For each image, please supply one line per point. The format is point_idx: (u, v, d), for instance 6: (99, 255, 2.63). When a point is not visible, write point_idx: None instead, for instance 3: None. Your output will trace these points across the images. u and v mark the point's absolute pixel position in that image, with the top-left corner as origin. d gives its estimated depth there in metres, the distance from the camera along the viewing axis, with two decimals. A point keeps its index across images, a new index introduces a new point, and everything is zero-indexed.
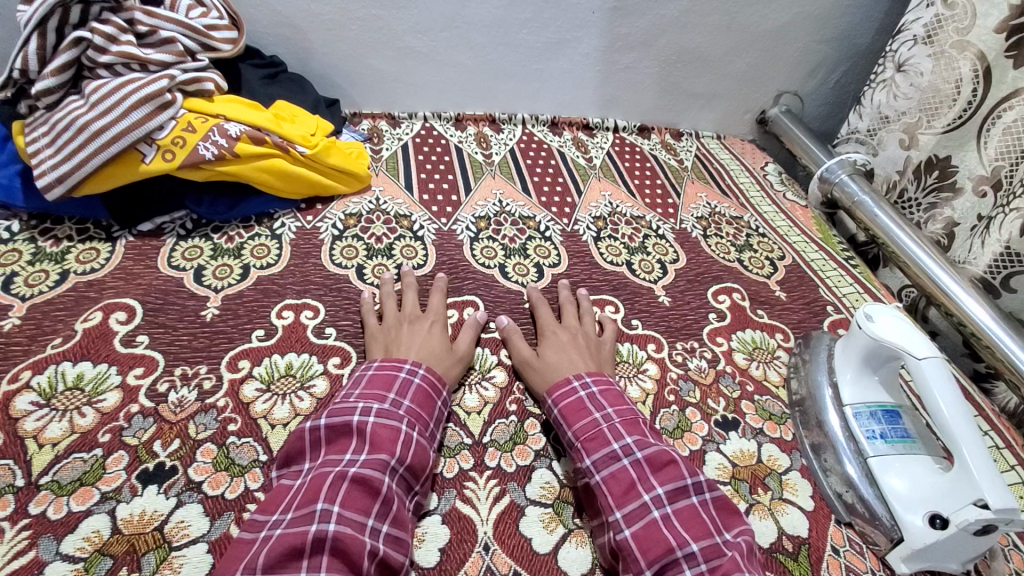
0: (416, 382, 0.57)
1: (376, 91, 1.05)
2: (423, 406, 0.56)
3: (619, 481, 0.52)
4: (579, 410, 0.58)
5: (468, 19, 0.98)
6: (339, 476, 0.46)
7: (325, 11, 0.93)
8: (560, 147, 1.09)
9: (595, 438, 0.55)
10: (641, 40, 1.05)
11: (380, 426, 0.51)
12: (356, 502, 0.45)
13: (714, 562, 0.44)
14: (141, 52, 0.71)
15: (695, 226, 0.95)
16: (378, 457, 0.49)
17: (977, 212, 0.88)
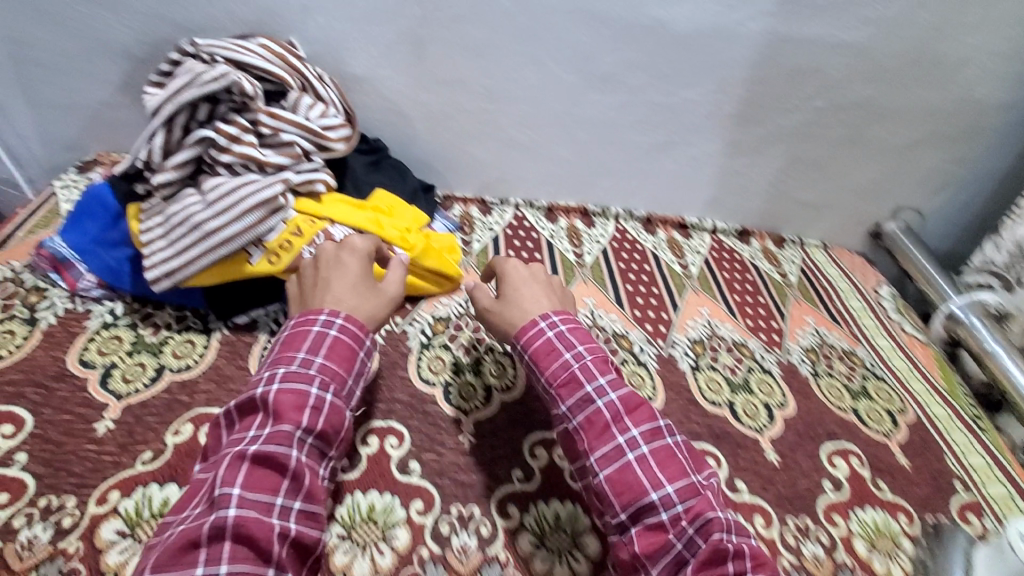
0: (331, 336, 0.55)
1: (472, 177, 1.03)
2: (341, 361, 0.55)
3: (595, 424, 0.55)
4: (550, 351, 0.58)
5: (579, 117, 0.95)
6: (241, 458, 0.47)
7: (436, 102, 0.93)
8: (654, 249, 1.03)
9: (569, 381, 0.56)
10: (754, 146, 0.99)
11: (285, 394, 0.51)
12: (262, 480, 0.47)
13: (689, 504, 0.50)
14: (260, 154, 0.71)
15: (803, 359, 0.88)
16: (282, 429, 0.49)
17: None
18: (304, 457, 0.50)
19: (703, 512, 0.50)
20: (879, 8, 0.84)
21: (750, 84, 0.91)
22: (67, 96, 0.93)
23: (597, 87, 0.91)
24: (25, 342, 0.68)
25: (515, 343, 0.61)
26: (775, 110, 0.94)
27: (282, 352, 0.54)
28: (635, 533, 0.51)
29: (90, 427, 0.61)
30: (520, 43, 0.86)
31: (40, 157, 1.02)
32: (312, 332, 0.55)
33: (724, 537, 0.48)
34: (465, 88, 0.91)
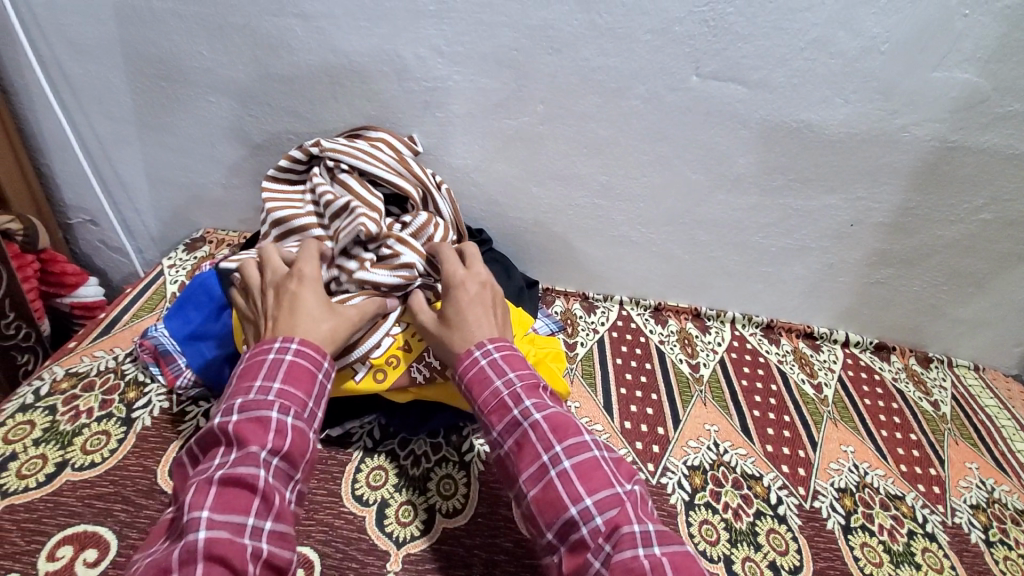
0: (287, 361, 0.54)
1: (577, 271, 0.96)
2: (300, 383, 0.54)
3: (524, 448, 0.52)
4: (482, 380, 0.57)
5: (701, 217, 0.87)
6: (208, 484, 0.46)
7: (548, 196, 0.87)
8: (779, 363, 0.92)
9: (501, 409, 0.54)
10: (903, 257, 0.87)
11: (247, 420, 0.50)
12: (230, 501, 0.45)
13: (608, 513, 0.47)
14: (377, 276, 0.66)
15: (974, 523, 0.73)
16: (249, 451, 0.48)
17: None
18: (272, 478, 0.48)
19: (622, 526, 0.46)
20: None
21: (906, 192, 0.80)
22: (188, 176, 0.95)
23: (727, 189, 0.83)
24: (119, 446, 0.64)
25: (455, 368, 0.60)
26: (936, 220, 0.82)
27: (238, 384, 0.53)
28: (563, 554, 0.48)
29: None
30: (645, 142, 0.80)
31: (154, 229, 1.05)
32: (267, 359, 0.54)
33: (638, 554, 0.44)
34: (580, 183, 0.86)
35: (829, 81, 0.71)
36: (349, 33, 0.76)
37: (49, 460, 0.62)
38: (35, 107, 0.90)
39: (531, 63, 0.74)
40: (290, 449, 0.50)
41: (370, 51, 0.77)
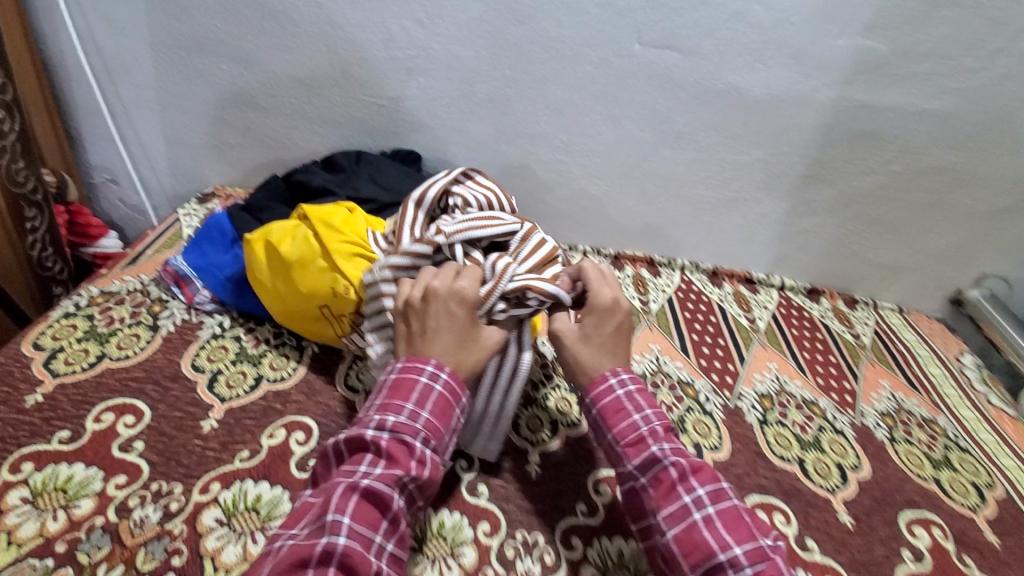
0: (437, 392, 0.58)
1: (544, 223, 1.09)
2: (441, 416, 0.57)
3: (661, 483, 0.55)
4: (618, 411, 0.60)
5: (650, 171, 1.00)
6: (351, 491, 0.51)
7: (517, 153, 1.01)
8: (720, 301, 1.04)
9: (637, 442, 0.58)
10: (825, 207, 1.00)
11: (394, 442, 0.54)
12: (367, 516, 0.50)
13: (759, 565, 0.50)
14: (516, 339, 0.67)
15: (879, 423, 0.84)
16: (392, 473, 0.53)
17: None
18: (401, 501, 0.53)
19: None
20: (964, 78, 0.83)
21: (822, 146, 0.93)
22: (201, 137, 1.08)
23: (670, 145, 0.96)
24: (148, 345, 0.77)
25: (584, 394, 0.63)
26: (849, 172, 0.95)
27: (389, 399, 0.57)
28: None
29: (198, 423, 0.68)
30: (598, 103, 0.93)
31: (169, 188, 1.17)
32: (421, 383, 0.58)
33: None
34: (544, 141, 0.99)
35: (749, 48, 0.85)
36: (346, 8, 0.89)
37: (91, 353, 0.74)
38: (70, 76, 1.03)
39: (499, 33, 0.88)
40: (422, 478, 0.54)
41: (363, 24, 0.90)
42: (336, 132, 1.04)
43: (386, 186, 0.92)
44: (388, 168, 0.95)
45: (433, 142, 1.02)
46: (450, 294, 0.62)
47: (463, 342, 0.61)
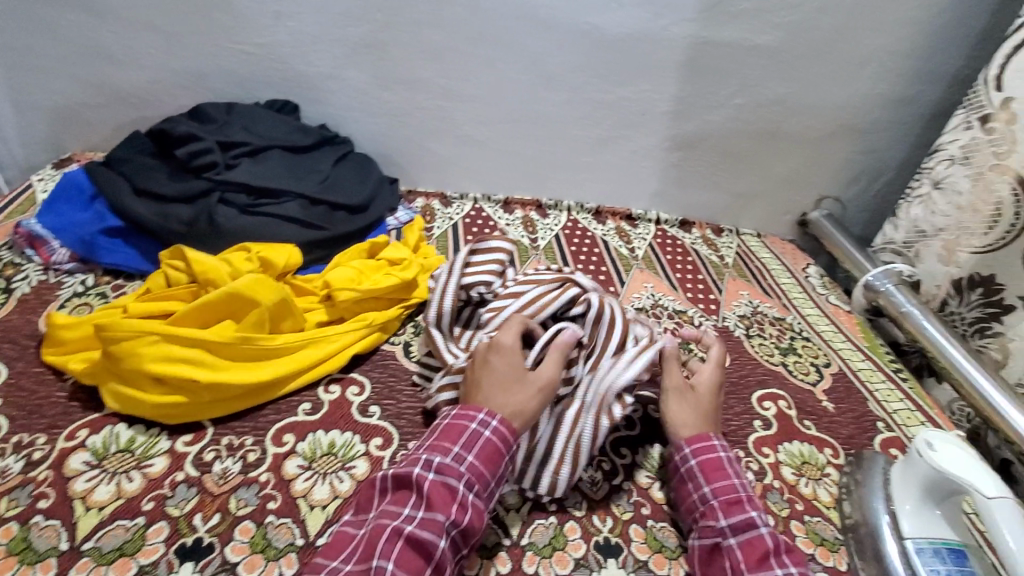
0: (487, 437, 0.53)
1: (433, 172, 1.11)
2: (488, 461, 0.53)
3: (755, 549, 0.51)
4: (717, 469, 0.58)
5: (528, 113, 1.04)
6: (398, 534, 0.46)
7: (397, 100, 1.01)
8: (603, 236, 1.11)
9: (734, 503, 0.55)
10: (686, 141, 1.10)
11: (439, 485, 0.50)
12: (411, 563, 0.45)
13: None
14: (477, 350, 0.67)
15: (738, 324, 0.95)
16: (434, 517, 0.48)
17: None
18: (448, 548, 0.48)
19: None
20: (786, 15, 0.96)
21: (678, 83, 1.02)
22: (47, 96, 0.99)
23: (544, 86, 1.01)
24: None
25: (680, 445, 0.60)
26: (703, 106, 1.06)
27: (438, 441, 0.53)
28: None
29: (62, 377, 0.64)
30: (470, 45, 0.96)
31: (15, 157, 1.06)
32: (469, 428, 0.54)
33: None
34: (423, 86, 1.00)
35: None
36: None
37: None
38: None
39: None
40: (466, 526, 0.49)
41: None
42: (202, 84, 0.98)
43: (261, 133, 0.92)
44: (263, 115, 0.94)
45: (310, 91, 1.00)
46: (495, 346, 0.60)
47: (509, 386, 0.57)
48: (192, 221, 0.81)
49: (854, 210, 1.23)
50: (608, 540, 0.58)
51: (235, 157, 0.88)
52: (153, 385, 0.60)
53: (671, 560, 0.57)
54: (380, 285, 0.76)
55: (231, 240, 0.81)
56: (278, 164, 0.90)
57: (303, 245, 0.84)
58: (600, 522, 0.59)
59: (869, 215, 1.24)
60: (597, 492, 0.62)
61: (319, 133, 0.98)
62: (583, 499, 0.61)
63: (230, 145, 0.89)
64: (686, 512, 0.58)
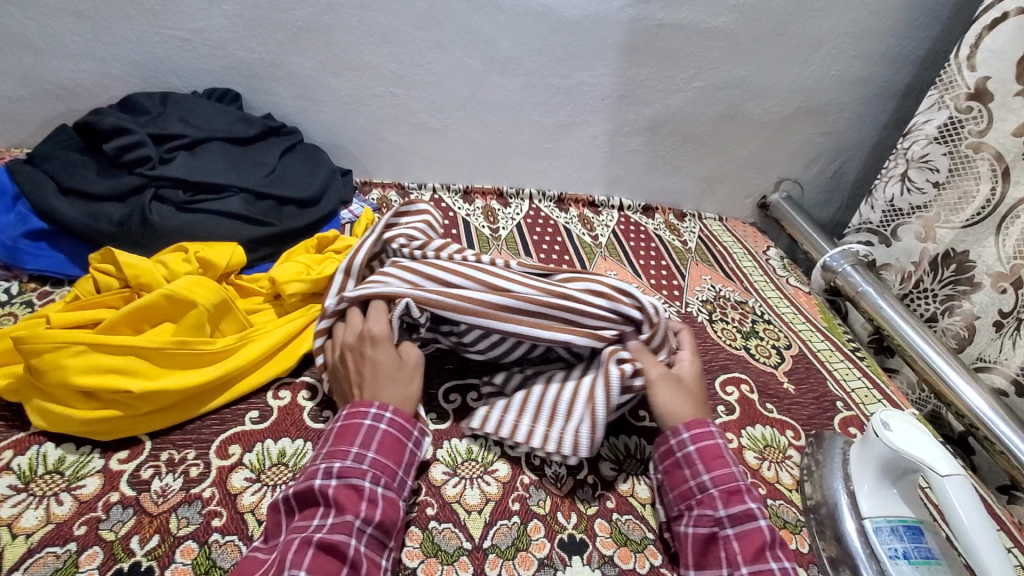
0: (382, 429, 0.53)
1: (388, 162, 1.07)
2: (390, 453, 0.52)
3: (752, 540, 0.51)
4: (716, 456, 0.56)
5: (485, 100, 1.01)
6: (307, 544, 0.45)
7: (346, 88, 0.97)
8: (566, 224, 1.09)
9: (733, 492, 0.54)
10: (647, 126, 1.09)
11: (342, 487, 0.49)
12: (325, 567, 0.44)
13: None
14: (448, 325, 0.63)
15: (700, 309, 0.95)
16: (344, 519, 0.47)
17: (998, 307, 0.88)
18: (363, 546, 0.47)
19: None
20: None
21: (636, 67, 1.01)
22: None
23: (500, 71, 0.98)
24: None
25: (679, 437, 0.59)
26: (662, 90, 1.05)
27: (334, 446, 0.51)
28: None
29: None
30: (421, 28, 0.92)
31: None
32: (363, 425, 0.53)
33: None
34: (374, 73, 0.96)
35: None
36: None
37: None
38: None
39: None
40: (381, 520, 0.48)
41: None
42: (133, 73, 0.91)
43: (199, 124, 0.87)
44: (201, 105, 0.89)
45: (251, 79, 0.94)
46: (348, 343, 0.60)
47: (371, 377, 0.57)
48: (123, 220, 0.76)
49: (811, 191, 1.25)
50: (573, 537, 0.57)
51: (171, 150, 0.83)
52: (80, 399, 0.56)
53: (637, 553, 0.57)
54: (326, 276, 0.73)
55: (168, 240, 0.76)
56: (218, 157, 0.85)
57: (248, 242, 0.79)
58: (564, 519, 0.58)
59: (826, 196, 1.26)
60: (561, 488, 0.61)
61: (264, 123, 0.93)
62: (546, 495, 0.60)
63: (164, 138, 0.84)
64: (677, 499, 0.57)
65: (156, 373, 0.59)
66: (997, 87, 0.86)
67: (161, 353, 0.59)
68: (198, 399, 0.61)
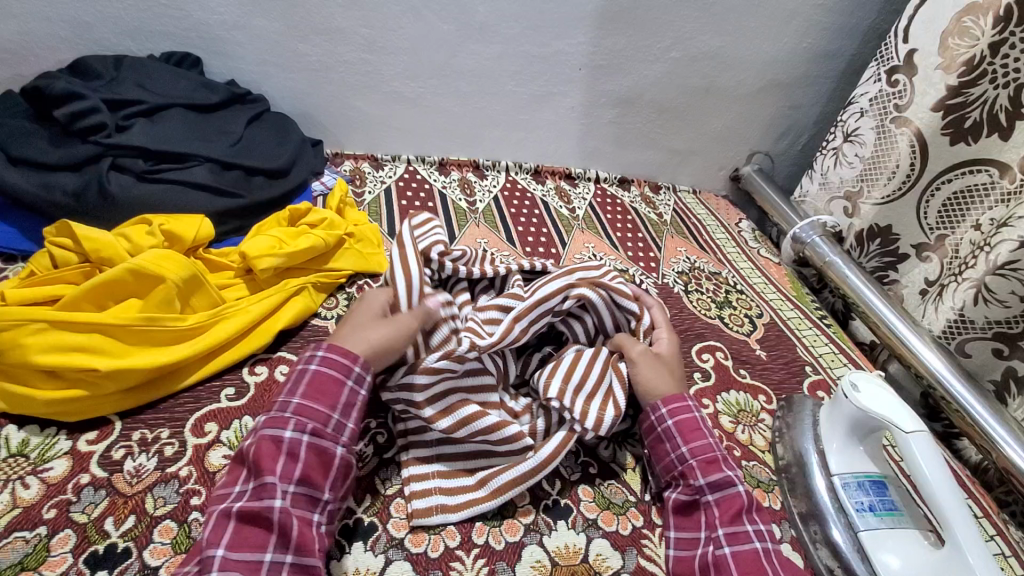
0: (314, 370, 0.52)
1: (360, 132, 1.04)
2: (320, 395, 0.51)
3: (729, 505, 0.54)
4: (695, 428, 0.59)
5: (458, 68, 0.99)
6: (227, 514, 0.44)
7: (314, 53, 0.92)
8: (543, 196, 1.09)
9: (710, 461, 0.57)
10: (623, 97, 1.08)
11: (261, 440, 0.48)
12: (250, 537, 0.43)
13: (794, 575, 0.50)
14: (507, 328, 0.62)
15: (676, 280, 0.96)
16: (262, 482, 0.45)
17: (926, 276, 0.93)
18: (290, 507, 0.45)
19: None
20: None
21: (612, 36, 0.99)
22: None
23: (475, 38, 0.95)
24: None
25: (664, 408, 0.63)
26: (638, 61, 1.04)
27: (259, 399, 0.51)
28: None
29: None
30: None
31: None
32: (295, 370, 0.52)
33: None
34: (343, 37, 0.92)
35: None
36: None
37: None
38: None
39: None
40: (306, 471, 0.47)
41: None
42: (81, 34, 0.84)
43: (158, 90, 0.82)
44: (159, 70, 0.84)
45: (212, 42, 0.89)
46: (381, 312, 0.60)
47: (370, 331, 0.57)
48: (79, 191, 0.72)
49: (782, 164, 1.27)
50: (557, 502, 0.58)
51: (128, 116, 0.78)
52: (42, 378, 0.53)
53: (619, 516, 0.58)
54: (301, 249, 0.71)
55: (129, 212, 0.72)
56: (180, 126, 0.81)
57: (216, 214, 0.76)
58: (549, 485, 0.59)
59: (796, 169, 1.28)
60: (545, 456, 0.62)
61: (227, 89, 0.88)
62: None
63: (120, 104, 0.78)
64: (662, 471, 0.59)
65: (123, 353, 0.56)
66: (923, 60, 0.90)
67: (128, 331, 0.57)
68: (168, 378, 0.59)
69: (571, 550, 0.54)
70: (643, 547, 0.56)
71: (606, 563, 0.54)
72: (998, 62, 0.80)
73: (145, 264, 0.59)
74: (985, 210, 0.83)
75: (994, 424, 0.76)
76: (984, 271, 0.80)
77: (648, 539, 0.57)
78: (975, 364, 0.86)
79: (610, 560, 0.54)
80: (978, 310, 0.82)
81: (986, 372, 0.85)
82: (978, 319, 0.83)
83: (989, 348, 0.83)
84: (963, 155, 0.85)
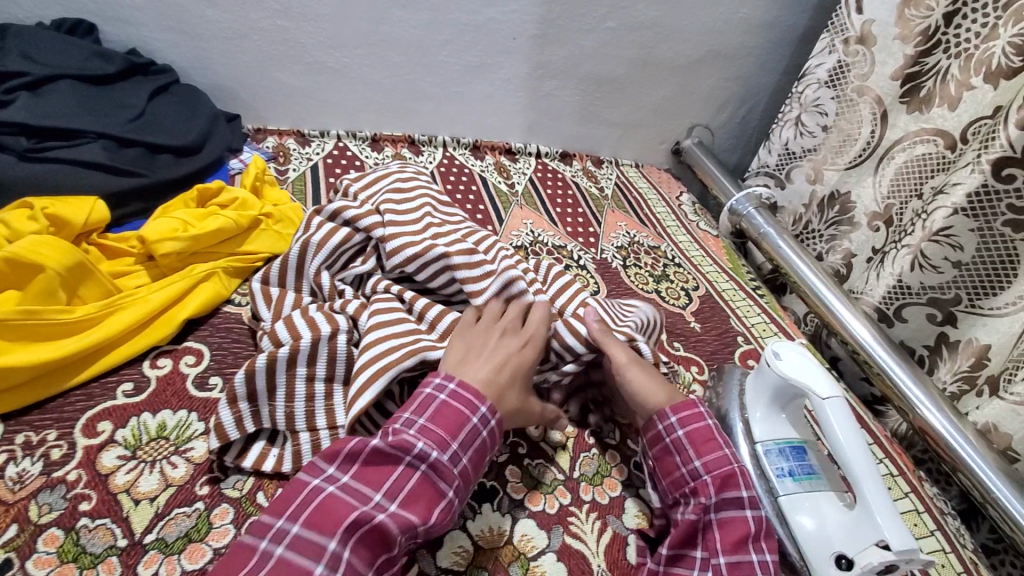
0: (441, 400, 0.49)
1: (283, 107, 0.97)
2: (444, 425, 0.48)
3: (734, 530, 0.50)
4: (709, 440, 0.56)
5: (386, 37, 0.93)
6: (266, 558, 0.39)
7: (225, 20, 0.86)
8: (481, 171, 1.05)
9: (727, 478, 0.53)
10: (560, 68, 1.05)
11: (423, 475, 0.45)
12: (367, 552, 0.41)
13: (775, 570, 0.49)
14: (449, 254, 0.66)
15: (615, 255, 0.95)
16: (406, 515, 0.43)
17: (871, 245, 0.94)
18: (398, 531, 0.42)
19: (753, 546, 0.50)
20: None
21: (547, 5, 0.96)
22: None
23: (402, 5, 0.90)
24: None
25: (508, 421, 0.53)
26: (575, 30, 1.01)
27: (430, 424, 0.47)
28: None
29: None
30: None
31: None
32: (423, 393, 0.50)
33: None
34: (257, 2, 0.85)
35: None
36: None
37: None
38: None
39: None
40: (409, 497, 0.44)
41: None
42: None
43: (44, 60, 0.74)
44: (46, 36, 0.75)
45: (106, 5, 0.81)
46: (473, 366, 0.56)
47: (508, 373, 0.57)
48: None
49: (722, 137, 1.27)
50: (482, 485, 0.57)
51: (8, 90, 0.70)
52: None
53: (547, 495, 0.58)
54: (208, 231, 0.66)
55: (13, 195, 0.66)
56: (71, 100, 0.73)
57: (112, 196, 0.70)
58: None
59: (736, 141, 1.29)
60: None
61: (126, 59, 0.81)
62: None
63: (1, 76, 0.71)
64: (670, 486, 0.56)
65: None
66: (881, 31, 0.89)
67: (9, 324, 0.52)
68: (55, 376, 0.54)
69: (495, 533, 0.53)
70: (569, 525, 0.55)
71: (531, 543, 0.53)
72: (952, 32, 0.82)
73: (27, 251, 0.54)
74: (927, 180, 0.85)
75: (911, 385, 0.79)
76: (920, 237, 0.83)
77: (575, 516, 0.56)
78: (910, 330, 0.88)
79: (535, 540, 0.54)
80: (916, 276, 0.85)
81: (918, 338, 0.87)
82: (916, 284, 0.85)
83: (924, 313, 0.85)
84: (915, 124, 0.87)
